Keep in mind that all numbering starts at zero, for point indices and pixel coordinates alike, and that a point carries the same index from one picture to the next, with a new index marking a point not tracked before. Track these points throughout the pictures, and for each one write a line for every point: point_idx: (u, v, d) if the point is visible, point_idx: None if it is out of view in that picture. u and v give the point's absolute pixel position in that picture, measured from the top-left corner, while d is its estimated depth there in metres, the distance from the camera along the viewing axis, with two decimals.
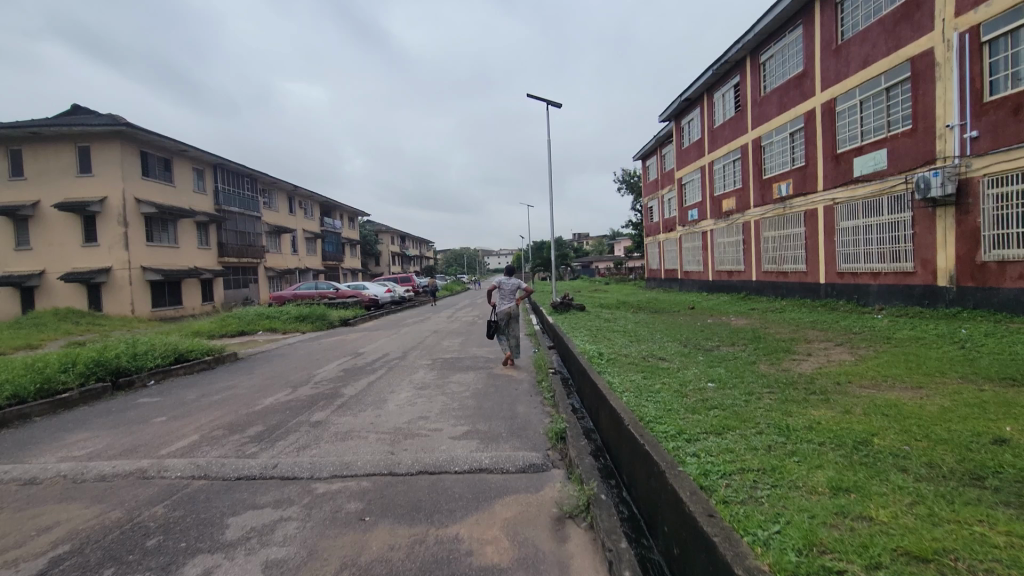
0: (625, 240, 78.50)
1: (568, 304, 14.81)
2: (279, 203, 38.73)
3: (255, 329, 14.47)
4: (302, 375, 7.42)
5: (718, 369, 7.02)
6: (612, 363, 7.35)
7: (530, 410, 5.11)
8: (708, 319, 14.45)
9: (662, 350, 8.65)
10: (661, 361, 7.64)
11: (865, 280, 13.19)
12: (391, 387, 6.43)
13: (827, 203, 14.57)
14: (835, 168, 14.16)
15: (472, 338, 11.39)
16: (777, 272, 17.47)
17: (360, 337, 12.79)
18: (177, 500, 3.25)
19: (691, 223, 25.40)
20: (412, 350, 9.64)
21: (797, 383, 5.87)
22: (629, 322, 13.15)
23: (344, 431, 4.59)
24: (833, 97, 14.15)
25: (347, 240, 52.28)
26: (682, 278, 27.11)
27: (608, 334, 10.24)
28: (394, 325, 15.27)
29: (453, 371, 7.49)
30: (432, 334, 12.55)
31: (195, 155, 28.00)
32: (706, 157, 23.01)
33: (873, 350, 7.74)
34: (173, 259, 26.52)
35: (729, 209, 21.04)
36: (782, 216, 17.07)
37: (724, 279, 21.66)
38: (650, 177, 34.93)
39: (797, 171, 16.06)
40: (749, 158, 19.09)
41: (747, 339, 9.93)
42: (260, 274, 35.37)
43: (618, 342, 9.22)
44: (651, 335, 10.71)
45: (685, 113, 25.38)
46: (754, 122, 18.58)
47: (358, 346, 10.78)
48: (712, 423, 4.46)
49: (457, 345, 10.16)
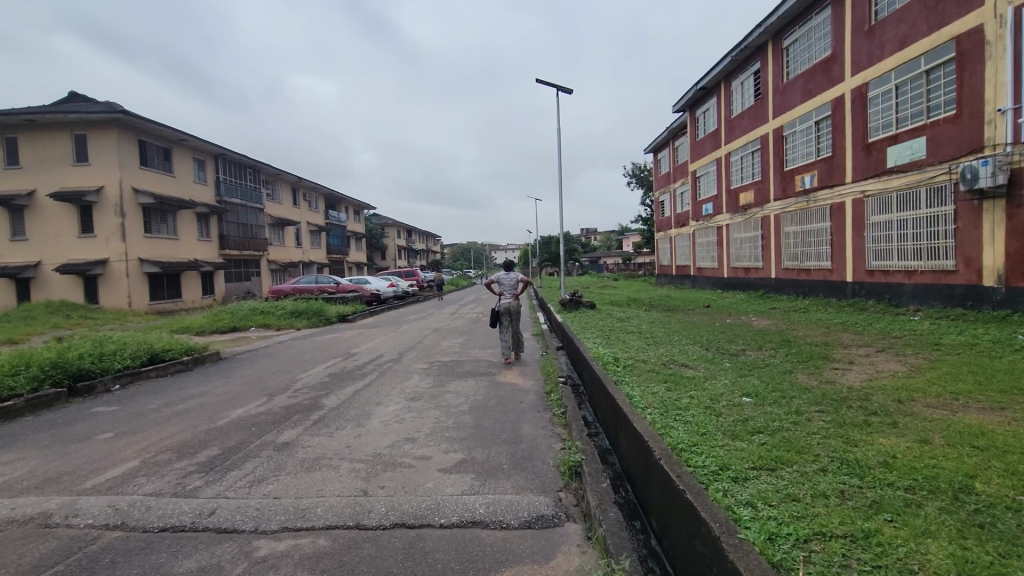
0: (634, 235, 77.50)
1: (578, 302, 13.99)
2: (283, 194, 38.09)
3: (247, 325, 13.76)
4: (284, 380, 6.66)
5: (752, 379, 6.18)
6: (629, 371, 6.52)
7: (537, 431, 4.32)
8: (727, 319, 13.57)
9: (683, 355, 7.83)
10: (683, 368, 6.83)
11: (898, 278, 12.29)
12: (379, 397, 5.65)
13: (856, 196, 13.64)
14: (866, 158, 13.22)
15: (475, 337, 10.60)
16: (799, 269, 16.56)
17: (357, 336, 12.03)
18: (73, 563, 2.46)
19: (705, 218, 24.46)
20: (409, 351, 8.85)
21: (850, 400, 5.02)
22: (643, 322, 12.29)
23: (314, 458, 3.81)
24: (865, 82, 13.22)
25: (352, 234, 51.64)
26: (695, 274, 26.18)
27: (622, 336, 9.43)
28: (394, 322, 14.51)
29: (452, 377, 6.70)
30: (432, 333, 11.77)
31: (195, 145, 27.33)
32: (723, 149, 22.05)
33: (924, 359, 6.87)
34: (173, 251, 25.91)
35: (746, 203, 20.09)
36: (805, 210, 16.13)
37: (740, 277, 20.75)
38: (661, 171, 33.99)
39: (823, 162, 15.13)
40: (770, 149, 18.16)
41: (774, 344, 9.07)
42: (263, 267, 34.76)
43: (634, 345, 8.39)
44: (668, 337, 9.89)
45: (700, 103, 24.40)
46: (776, 111, 17.62)
47: (351, 346, 10.01)
48: (761, 455, 3.65)
49: (458, 346, 9.38)
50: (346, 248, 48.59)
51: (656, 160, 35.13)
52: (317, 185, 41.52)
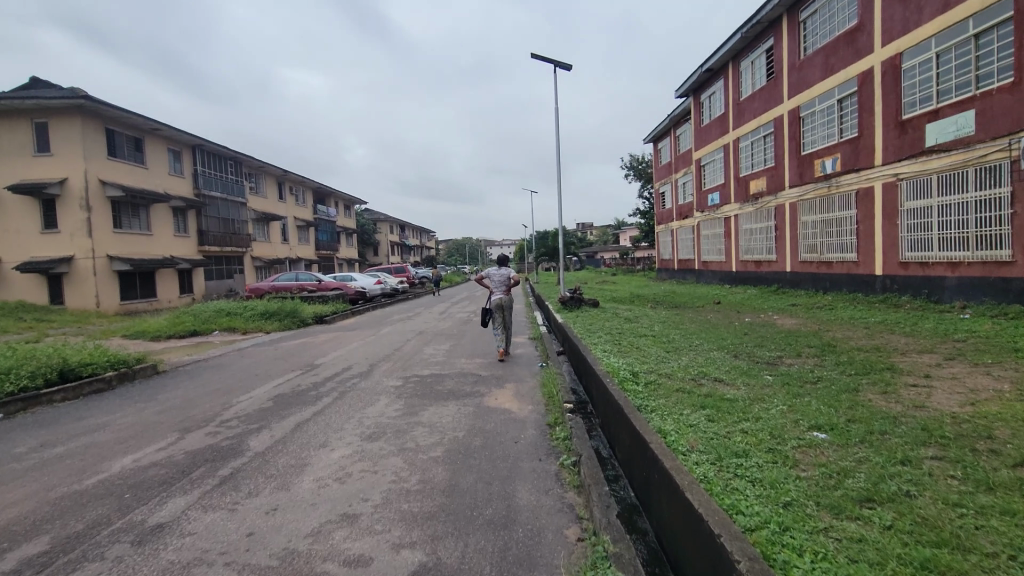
0: (630, 229, 76.38)
1: (579, 300, 12.59)
2: (267, 188, 36.53)
3: (211, 329, 12.30)
4: (215, 405, 5.23)
5: (812, 403, 4.79)
6: (651, 392, 5.11)
7: (542, 500, 2.92)
8: (746, 318, 12.19)
9: (711, 366, 6.49)
10: (718, 387, 5.44)
11: (939, 271, 11.03)
12: (328, 433, 4.25)
13: (888, 179, 12.32)
14: (901, 138, 11.87)
15: (462, 343, 9.21)
16: (819, 262, 15.21)
17: (330, 341, 10.59)
18: None
19: (711, 208, 23.07)
20: (385, 362, 7.42)
21: (972, 439, 3.63)
22: (655, 322, 10.90)
23: (188, 562, 2.40)
24: (899, 52, 11.85)
25: (342, 229, 50.10)
26: (700, 269, 24.84)
27: (636, 341, 8.04)
28: (376, 324, 13.08)
29: (429, 399, 5.28)
30: (416, 337, 10.38)
31: (170, 135, 25.77)
32: (731, 134, 20.64)
33: (1015, 370, 5.56)
34: (146, 248, 24.40)
35: (758, 191, 18.70)
36: (826, 197, 14.77)
37: (751, 271, 19.41)
38: (662, 160, 32.62)
39: (846, 143, 13.77)
40: (784, 132, 16.80)
41: (813, 350, 7.72)
42: (246, 264, 33.27)
43: (651, 354, 7.02)
44: (687, 341, 8.52)
45: (706, 87, 22.95)
46: (793, 91, 16.23)
47: (318, 355, 8.58)
48: (901, 556, 2.26)
49: (441, 354, 7.96)
50: (335, 244, 47.05)
51: (656, 150, 33.74)
52: (303, 178, 39.93)
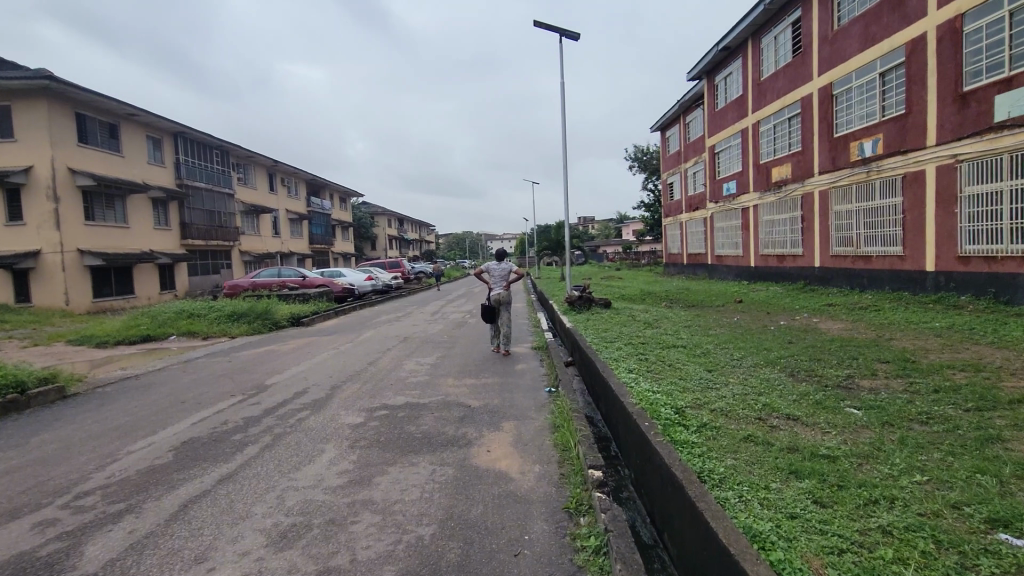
0: (634, 223, 74.62)
1: (590, 301, 10.98)
2: (257, 179, 35.02)
3: (167, 333, 10.73)
4: (89, 463, 3.66)
5: (954, 465, 3.25)
6: (709, 444, 3.53)
7: None
8: (782, 321, 10.61)
9: (772, 393, 4.97)
10: (798, 432, 3.88)
11: (1010, 266, 9.54)
12: (223, 527, 2.70)
13: (944, 162, 10.80)
14: (963, 113, 10.33)
15: (453, 354, 7.66)
16: (855, 256, 13.67)
17: (299, 349, 9.04)
18: None
19: (726, 199, 21.46)
20: (351, 384, 5.84)
21: None
22: (680, 327, 9.35)
23: None
24: (960, 14, 10.33)
25: (337, 222, 48.48)
26: (714, 264, 23.24)
27: (668, 355, 6.44)
28: (359, 327, 11.52)
29: (395, 450, 3.73)
30: (400, 344, 8.84)
31: (148, 121, 24.20)
32: (751, 117, 19.03)
33: None
34: (123, 241, 22.92)
35: (782, 178, 17.09)
36: (865, 183, 13.18)
37: (773, 267, 17.81)
38: (669, 150, 31.10)
39: (891, 122, 12.22)
40: (813, 112, 15.21)
41: (890, 367, 6.16)
42: (234, 258, 31.77)
43: (692, 375, 5.42)
44: (727, 355, 6.94)
45: (721, 68, 21.29)
46: (824, 67, 14.65)
47: (276, 370, 7.02)
48: None
49: (424, 371, 6.42)
50: (330, 238, 45.45)
51: (663, 139, 32.09)
52: (295, 170, 38.28)
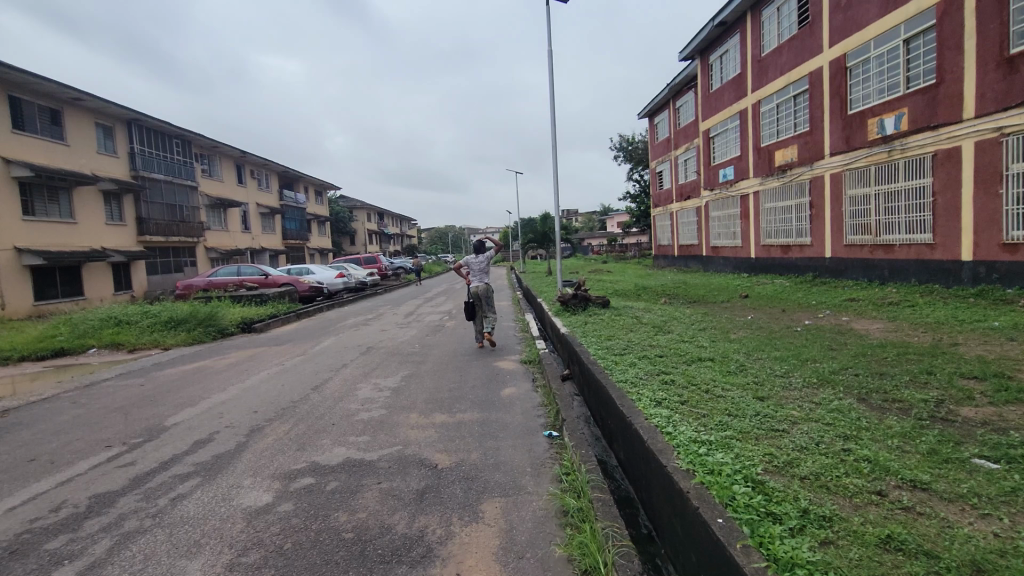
0: (619, 216, 73.26)
1: (586, 299, 9.52)
2: (224, 171, 33.01)
3: (86, 345, 9.01)
4: None
5: None
6: (836, 564, 2.05)
7: None
8: (806, 320, 9.23)
9: (864, 436, 3.50)
10: (955, 525, 2.40)
11: None
12: None
13: (986, 136, 9.56)
14: (1010, 79, 9.07)
15: (424, 371, 6.14)
16: (872, 246, 12.37)
17: (239, 364, 7.43)
18: None
19: (722, 186, 20.12)
20: (279, 425, 4.28)
21: None
22: (694, 330, 7.92)
23: None
24: None
25: (313, 217, 46.46)
26: (709, 255, 21.93)
27: (697, 374, 4.96)
28: (318, 333, 9.93)
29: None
30: (361, 357, 7.28)
31: (96, 106, 22.17)
32: (751, 97, 17.69)
33: None
34: (69, 238, 20.95)
35: (785, 162, 15.81)
36: (884, 164, 11.88)
37: (777, 258, 16.52)
38: (658, 137, 29.74)
39: (917, 94, 10.95)
40: (822, 87, 13.91)
41: (983, 387, 4.74)
42: (200, 255, 29.80)
43: (744, 408, 3.94)
44: (768, 370, 5.48)
45: (717, 45, 19.90)
46: (836, 37, 13.34)
47: (192, 399, 5.40)
48: None
49: (382, 400, 4.91)
50: (305, 232, 43.52)
51: (651, 126, 30.72)
52: (265, 161, 36.28)
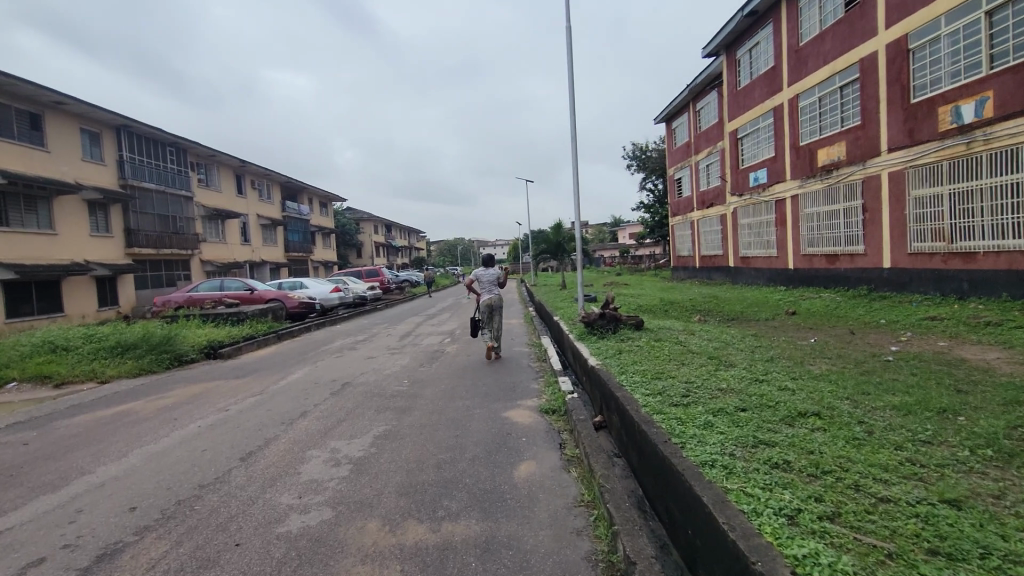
0: (631, 226, 71.42)
1: (615, 320, 7.82)
2: (223, 181, 31.73)
3: (7, 378, 7.39)
4: None
5: None
6: None
7: None
8: (890, 345, 7.44)
9: None
10: None
11: None
12: None
13: None
14: None
15: (408, 426, 4.44)
16: (946, 254, 10.56)
17: (174, 407, 5.76)
18: None
19: (753, 191, 18.39)
20: (149, 549, 2.58)
21: None
22: (760, 361, 6.19)
23: None
24: None
25: (317, 229, 45.11)
26: (738, 266, 20.15)
27: (818, 448, 3.20)
28: (294, 361, 8.28)
29: None
30: (332, 398, 5.60)
31: (80, 111, 20.89)
32: (786, 92, 16.00)
33: None
34: (49, 251, 19.59)
35: (830, 161, 14.07)
36: (962, 158, 10.10)
37: (821, 270, 14.73)
38: (676, 142, 28.11)
39: (1008, 74, 9.25)
40: (877, 74, 12.20)
41: None
42: (195, 268, 28.41)
43: (959, 540, 2.18)
44: (909, 433, 3.70)
45: (745, 38, 18.27)
46: (894, 16, 11.64)
47: (66, 476, 3.70)
48: None
49: (336, 487, 3.20)
50: (308, 244, 42.20)
51: (669, 131, 29.06)
52: (267, 171, 35.05)
